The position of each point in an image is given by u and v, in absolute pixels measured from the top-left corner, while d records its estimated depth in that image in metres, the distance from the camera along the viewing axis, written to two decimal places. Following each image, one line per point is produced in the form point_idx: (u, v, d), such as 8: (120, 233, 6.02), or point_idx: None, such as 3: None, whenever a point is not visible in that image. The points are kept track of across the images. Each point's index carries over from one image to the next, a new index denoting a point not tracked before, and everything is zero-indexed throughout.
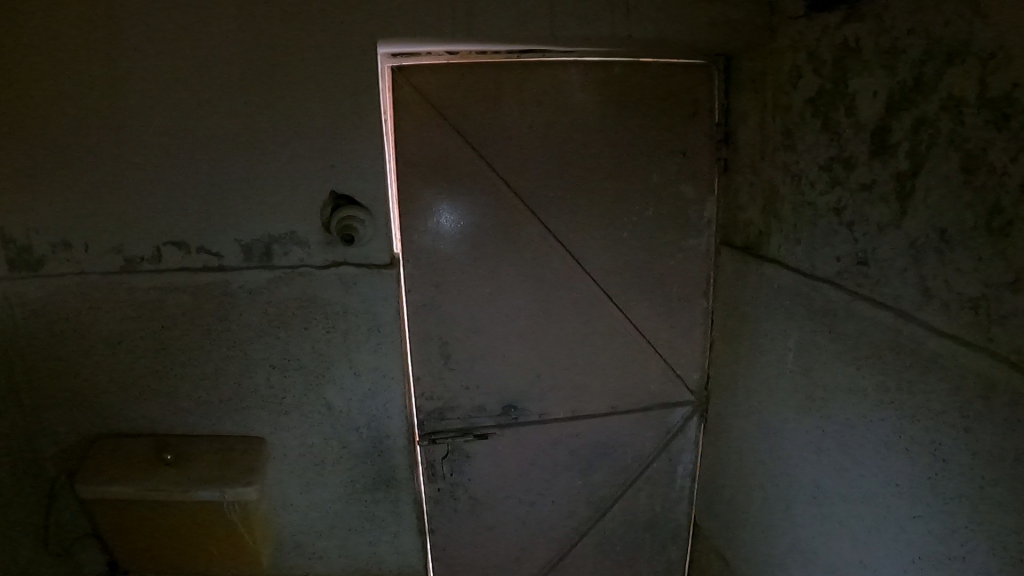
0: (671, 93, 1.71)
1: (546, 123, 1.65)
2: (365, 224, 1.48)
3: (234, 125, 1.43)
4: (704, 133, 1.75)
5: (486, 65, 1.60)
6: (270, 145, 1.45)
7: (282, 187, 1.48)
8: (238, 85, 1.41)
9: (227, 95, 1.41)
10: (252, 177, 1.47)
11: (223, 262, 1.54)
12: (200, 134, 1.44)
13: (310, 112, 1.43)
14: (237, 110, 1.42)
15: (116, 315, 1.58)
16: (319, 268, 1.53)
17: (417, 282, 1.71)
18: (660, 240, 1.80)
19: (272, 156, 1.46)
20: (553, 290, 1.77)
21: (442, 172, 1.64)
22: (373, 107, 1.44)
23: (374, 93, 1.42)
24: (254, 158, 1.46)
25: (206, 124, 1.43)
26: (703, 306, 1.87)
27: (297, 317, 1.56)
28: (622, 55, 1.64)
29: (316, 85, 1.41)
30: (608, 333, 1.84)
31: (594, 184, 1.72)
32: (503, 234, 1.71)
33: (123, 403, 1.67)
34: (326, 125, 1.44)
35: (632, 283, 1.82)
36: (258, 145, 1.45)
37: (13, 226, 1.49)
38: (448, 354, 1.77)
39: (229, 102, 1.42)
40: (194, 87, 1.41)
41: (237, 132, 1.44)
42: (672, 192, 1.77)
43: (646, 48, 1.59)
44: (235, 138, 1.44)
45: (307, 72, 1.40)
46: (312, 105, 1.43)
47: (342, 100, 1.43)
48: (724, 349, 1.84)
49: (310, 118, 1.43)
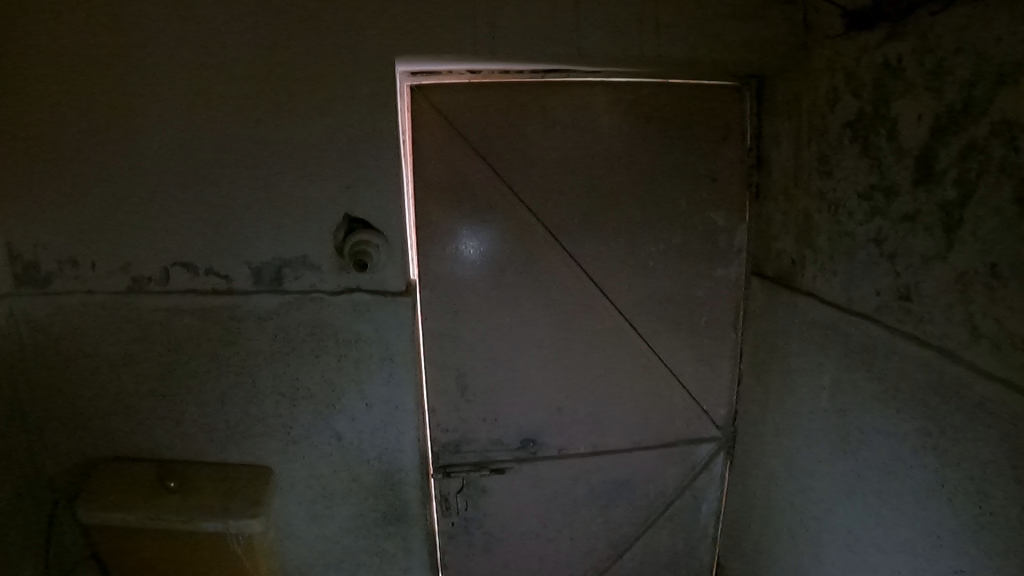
0: (701, 117, 1.64)
1: (570, 145, 1.59)
2: (378, 249, 1.41)
3: (246, 143, 1.38)
4: (735, 158, 1.68)
5: (509, 85, 1.54)
6: (283, 164, 1.40)
7: (294, 207, 1.42)
8: (251, 101, 1.36)
9: (240, 112, 1.36)
10: (264, 198, 1.42)
11: (232, 284, 1.48)
12: (212, 152, 1.39)
13: (325, 131, 1.38)
14: (249, 128, 1.37)
15: (123, 336, 1.53)
16: (331, 294, 1.46)
17: (434, 309, 1.64)
18: (688, 269, 1.73)
19: (285, 175, 1.40)
20: (574, 319, 1.70)
21: (462, 195, 1.57)
22: (390, 126, 1.38)
23: (391, 111, 1.37)
24: (266, 177, 1.40)
25: (217, 141, 1.38)
26: (732, 339, 1.79)
27: (306, 344, 1.50)
28: (651, 76, 1.57)
29: (332, 103, 1.36)
30: (632, 364, 1.76)
31: (619, 210, 1.65)
32: (523, 260, 1.64)
33: (127, 427, 1.62)
34: (341, 144, 1.38)
35: (657, 312, 1.74)
36: (270, 163, 1.39)
37: (22, 241, 1.46)
38: (465, 385, 1.70)
39: (241, 118, 1.37)
40: (205, 103, 1.36)
41: (249, 150, 1.39)
42: (701, 218, 1.70)
43: (676, 68, 1.52)
44: (247, 157, 1.39)
45: (322, 89, 1.35)
46: (327, 124, 1.37)
47: (358, 119, 1.37)
48: (754, 385, 1.75)
49: (324, 137, 1.38)
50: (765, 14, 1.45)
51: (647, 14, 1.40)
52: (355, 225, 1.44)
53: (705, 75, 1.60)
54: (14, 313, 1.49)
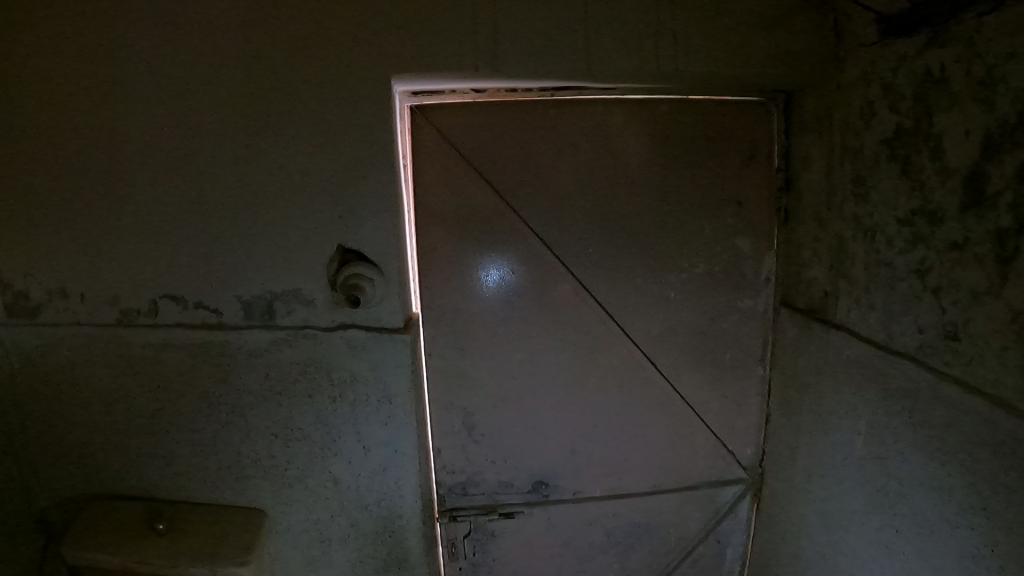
0: (725, 136, 1.53)
1: (584, 167, 1.48)
2: (373, 283, 1.31)
3: (236, 170, 1.29)
4: (762, 180, 1.57)
5: (517, 104, 1.43)
6: (273, 191, 1.30)
7: (285, 238, 1.32)
8: (241, 124, 1.27)
9: (230, 136, 1.28)
10: (253, 227, 1.32)
11: (222, 319, 1.39)
12: (201, 179, 1.30)
13: (318, 156, 1.28)
14: (238, 152, 1.28)
15: (112, 371, 1.44)
16: (325, 330, 1.36)
17: (439, 344, 1.54)
18: (712, 300, 1.61)
19: (276, 203, 1.31)
20: (589, 353, 1.59)
21: (468, 224, 1.48)
22: (388, 150, 1.28)
23: (389, 135, 1.27)
24: (257, 205, 1.31)
25: (206, 167, 1.29)
26: (759, 374, 1.68)
27: (299, 384, 1.40)
28: (672, 92, 1.46)
29: (326, 126, 1.26)
30: (652, 402, 1.65)
31: (637, 237, 1.54)
32: (532, 290, 1.54)
33: (116, 463, 1.52)
34: (334, 169, 1.28)
35: (679, 346, 1.63)
36: (260, 190, 1.30)
37: (10, 271, 1.38)
38: (472, 424, 1.60)
39: (231, 143, 1.28)
40: (194, 126, 1.28)
41: (238, 176, 1.29)
42: (726, 244, 1.58)
43: (698, 83, 1.41)
44: (238, 184, 1.30)
45: (315, 111, 1.26)
46: (321, 149, 1.28)
47: (354, 143, 1.27)
48: (787, 419, 1.62)
49: (316, 161, 1.28)
50: (793, 24, 1.34)
51: (664, 25, 1.29)
52: (350, 256, 1.34)
53: (730, 91, 1.49)
54: (4, 345, 1.42)
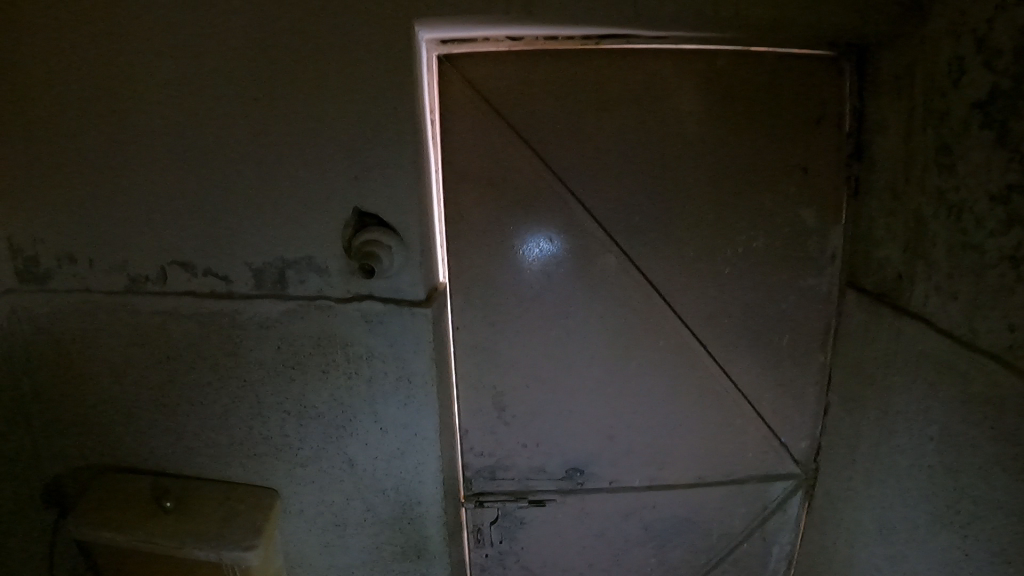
0: (791, 93, 1.36)
1: (632, 128, 1.33)
2: (390, 251, 1.18)
3: (242, 124, 1.17)
4: (830, 145, 1.40)
5: (558, 53, 1.27)
6: (283, 149, 1.17)
7: (298, 201, 1.20)
8: (246, 73, 1.14)
9: (236, 87, 1.15)
10: (263, 189, 1.20)
11: (232, 287, 1.28)
12: (207, 134, 1.18)
13: (330, 112, 1.14)
14: (245, 105, 1.16)
15: (122, 340, 1.35)
16: (339, 302, 1.24)
17: (468, 318, 1.42)
18: (770, 278, 1.47)
19: (287, 162, 1.18)
20: (632, 333, 1.46)
21: (501, 188, 1.34)
22: (409, 107, 1.14)
23: (409, 89, 1.13)
24: (267, 164, 1.19)
25: (213, 123, 1.17)
26: (819, 361, 1.56)
27: (312, 359, 1.29)
28: (735, 43, 1.30)
29: (339, 78, 1.12)
30: (700, 392, 1.55)
31: (689, 206, 1.39)
32: (569, 264, 1.40)
33: (130, 436, 1.44)
34: (349, 125, 1.15)
35: (730, 330, 1.50)
36: (269, 147, 1.18)
37: (20, 234, 1.29)
38: (502, 406, 1.49)
39: (237, 95, 1.15)
40: (198, 76, 1.15)
41: (246, 131, 1.17)
42: (789, 218, 1.43)
43: (766, 31, 1.24)
44: (246, 141, 1.18)
45: (328, 60, 1.11)
46: (334, 103, 1.14)
47: (369, 96, 1.13)
48: (842, 420, 1.54)
49: (328, 117, 1.15)
50: None
51: None
52: (368, 220, 1.21)
53: (800, 42, 1.31)
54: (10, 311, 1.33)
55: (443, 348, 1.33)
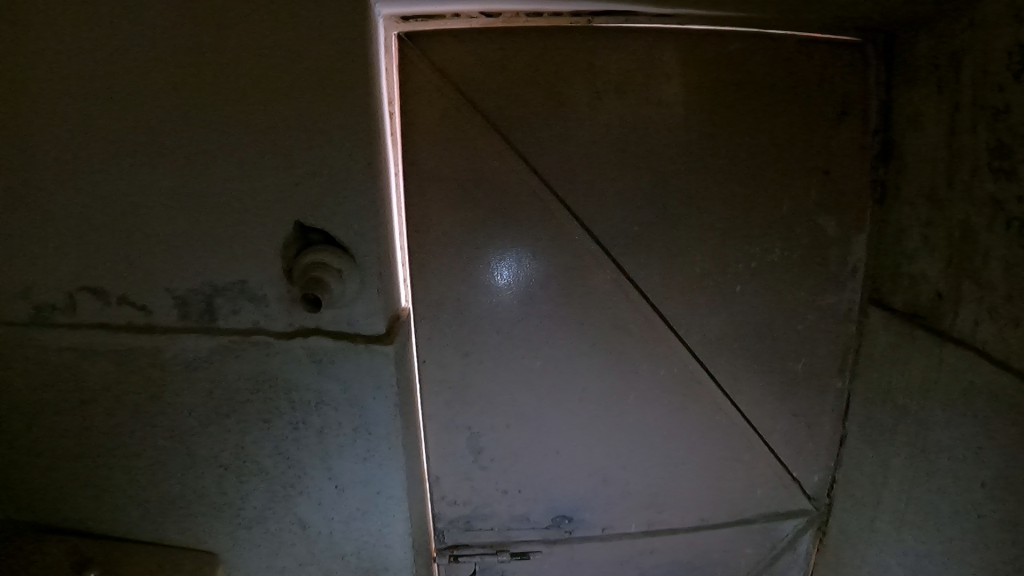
0: (811, 80, 1.17)
1: (632, 122, 1.13)
2: (339, 276, 0.94)
3: (154, 117, 0.90)
4: (853, 144, 1.21)
5: (544, 31, 1.07)
6: (207, 148, 0.91)
7: (226, 212, 0.95)
8: (161, 51, 0.87)
9: (147, 71, 0.88)
10: (177, 198, 0.94)
11: (152, 319, 1.03)
12: (112, 129, 0.91)
13: (267, 106, 0.89)
14: (160, 95, 0.89)
15: (31, 381, 1.09)
16: (278, 339, 1.01)
17: (438, 351, 1.21)
18: (785, 295, 1.28)
19: (208, 164, 0.92)
20: (628, 362, 1.27)
21: (475, 197, 1.14)
22: (363, 100, 0.90)
23: (359, 77, 0.89)
24: (189, 167, 0.92)
25: (118, 114, 0.90)
26: (837, 388, 1.38)
27: (251, 407, 1.07)
28: (751, 23, 1.10)
29: (275, 63, 0.87)
30: (706, 426, 1.36)
31: (695, 215, 1.19)
32: (553, 283, 1.20)
33: (46, 491, 1.18)
34: (290, 122, 0.90)
35: (741, 355, 1.31)
36: (187, 147, 0.91)
37: None
38: (478, 449, 1.29)
39: (148, 79, 0.88)
40: (98, 54, 0.88)
41: (159, 125, 0.90)
42: (808, 226, 1.24)
43: (791, 6, 1.04)
44: (161, 139, 0.91)
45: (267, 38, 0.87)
46: (268, 94, 0.89)
47: (315, 82, 0.89)
48: (863, 455, 1.36)
49: (264, 111, 0.89)
50: None
51: None
52: (314, 235, 0.96)
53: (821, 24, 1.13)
54: None
55: (408, 389, 1.11)
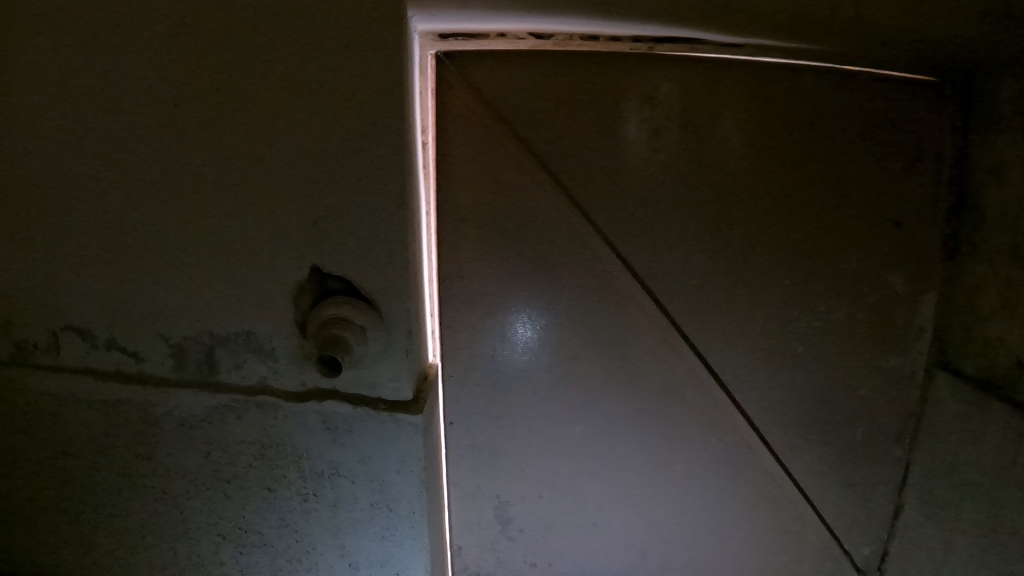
0: (894, 122, 1.03)
1: (689, 163, 1.01)
2: (362, 334, 0.81)
3: (152, 143, 0.79)
4: (923, 196, 1.07)
5: (597, 57, 0.94)
6: (208, 181, 0.79)
7: (226, 256, 0.83)
8: (161, 68, 0.75)
9: (146, 89, 0.76)
10: (177, 235, 0.83)
11: (143, 368, 0.92)
12: (103, 152, 0.80)
13: (282, 137, 0.77)
14: (160, 117, 0.77)
15: (10, 426, 0.98)
16: (286, 400, 0.89)
17: (466, 414, 1.13)
18: (845, 352, 1.15)
19: (212, 198, 0.80)
20: (676, 424, 1.17)
21: (509, 237, 1.03)
22: (391, 135, 0.76)
23: (390, 112, 0.75)
24: (185, 200, 0.81)
25: (108, 136, 0.79)
26: (894, 456, 1.22)
27: (254, 472, 0.95)
28: (831, 55, 0.97)
29: (293, 88, 0.75)
30: (754, 496, 1.24)
31: (751, 266, 1.07)
32: (597, 346, 1.10)
33: (24, 546, 1.06)
34: (302, 154, 0.77)
35: (795, 419, 1.18)
36: (187, 179, 0.80)
37: None
38: (506, 517, 1.23)
39: (147, 99, 0.77)
40: (90, 69, 0.76)
41: (156, 153, 0.79)
42: (874, 282, 1.11)
43: (880, 38, 0.91)
44: (158, 168, 0.80)
45: (277, 58, 0.74)
46: (285, 125, 0.76)
47: (331, 110, 0.75)
48: (915, 539, 1.20)
49: (271, 138, 0.77)
50: None
51: None
52: (337, 286, 0.83)
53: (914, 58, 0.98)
54: None
55: (434, 460, 0.98)
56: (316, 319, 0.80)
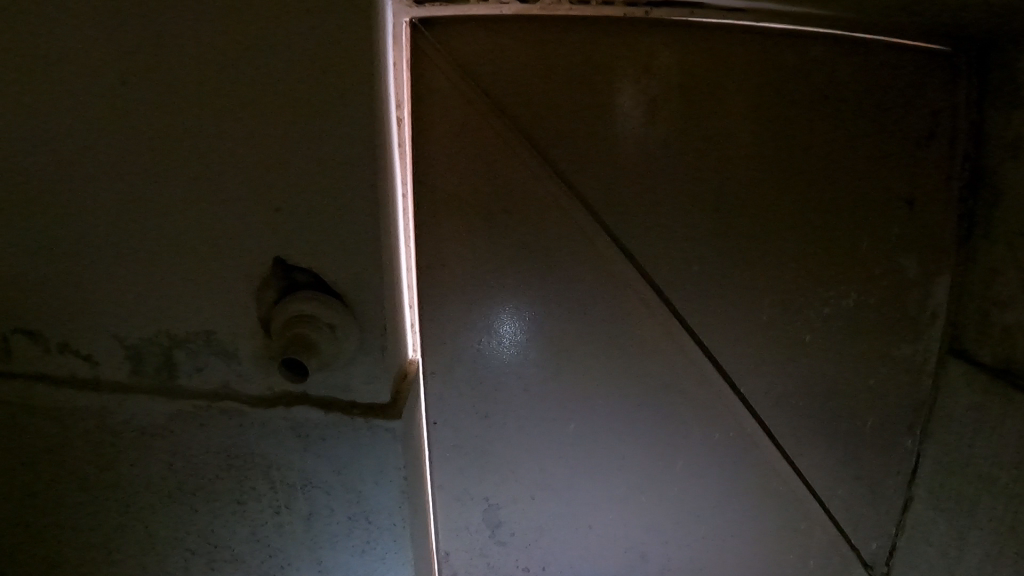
0: (910, 91, 0.95)
1: (689, 138, 0.93)
2: (333, 333, 0.73)
3: (68, 133, 0.66)
4: (936, 173, 0.98)
5: (589, 22, 0.86)
6: (141, 174, 0.68)
7: (173, 254, 0.72)
8: (71, 45, 0.62)
9: (55, 69, 0.63)
10: (110, 236, 0.72)
11: (96, 375, 0.82)
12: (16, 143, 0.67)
13: (224, 122, 0.66)
14: (77, 101, 0.64)
15: None
16: (252, 406, 0.81)
17: (452, 415, 1.06)
18: (854, 341, 1.08)
19: (148, 195, 0.69)
20: (677, 418, 1.09)
21: (496, 220, 0.96)
22: (353, 114, 0.66)
23: (352, 87, 0.65)
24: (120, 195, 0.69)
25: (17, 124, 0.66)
26: (905, 448, 1.14)
27: (222, 483, 0.87)
28: (848, 23, 0.87)
29: (231, 63, 0.63)
30: (761, 493, 1.17)
31: (755, 248, 1.00)
32: (593, 335, 1.04)
33: None
34: (251, 135, 0.66)
35: (805, 412, 1.11)
36: (116, 174, 0.68)
37: None
38: (496, 521, 1.16)
39: (59, 81, 0.63)
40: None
41: (74, 145, 0.67)
42: (885, 266, 1.04)
43: (907, 3, 0.81)
44: (80, 161, 0.67)
45: (217, 27, 0.61)
46: (227, 108, 0.65)
47: (282, 86, 0.64)
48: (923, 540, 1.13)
49: (216, 121, 0.65)
50: None
51: None
52: (304, 278, 0.74)
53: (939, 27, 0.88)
54: None
55: (418, 464, 0.91)
56: (280, 317, 0.72)
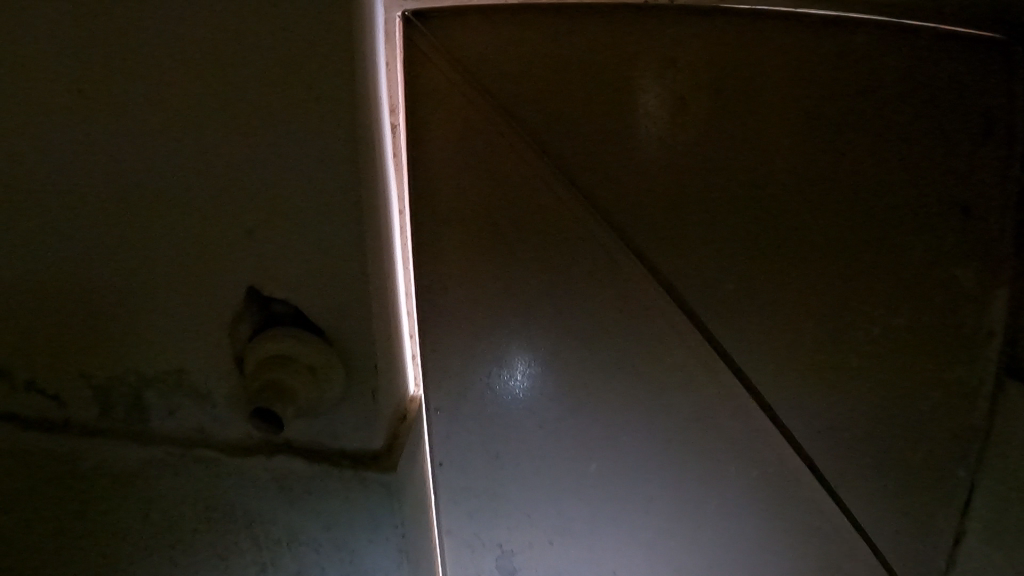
0: (974, 92, 0.83)
1: (719, 142, 0.83)
2: (313, 376, 0.63)
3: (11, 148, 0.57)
4: (994, 178, 0.85)
5: (603, 13, 0.77)
6: (86, 194, 0.59)
7: (138, 284, 0.63)
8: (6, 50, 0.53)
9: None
10: (58, 262, 0.63)
11: (66, 415, 0.74)
12: None
13: (178, 140, 0.56)
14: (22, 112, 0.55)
15: None
16: (230, 455, 0.72)
17: (460, 454, 0.96)
18: (899, 367, 0.95)
19: (96, 217, 0.60)
20: (703, 450, 0.99)
21: (504, 236, 0.86)
22: (330, 127, 0.55)
23: (322, 99, 0.54)
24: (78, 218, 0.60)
25: None
26: (956, 477, 1.00)
27: (194, 545, 0.76)
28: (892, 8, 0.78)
29: (178, 70, 0.53)
30: (804, 537, 1.06)
31: (793, 264, 0.89)
32: (613, 362, 0.94)
33: None
34: (218, 155, 0.56)
35: (850, 446, 1.00)
36: (59, 194, 0.59)
37: None
38: (511, 567, 1.06)
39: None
40: None
41: (8, 159, 0.58)
42: (939, 283, 0.90)
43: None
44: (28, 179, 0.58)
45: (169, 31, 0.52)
46: (182, 124, 0.55)
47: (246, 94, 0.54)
48: None
49: (177, 137, 0.55)
50: None
51: None
52: (284, 315, 0.65)
53: (1008, 12, 0.77)
54: None
55: (416, 516, 0.81)
56: (252, 355, 0.62)
